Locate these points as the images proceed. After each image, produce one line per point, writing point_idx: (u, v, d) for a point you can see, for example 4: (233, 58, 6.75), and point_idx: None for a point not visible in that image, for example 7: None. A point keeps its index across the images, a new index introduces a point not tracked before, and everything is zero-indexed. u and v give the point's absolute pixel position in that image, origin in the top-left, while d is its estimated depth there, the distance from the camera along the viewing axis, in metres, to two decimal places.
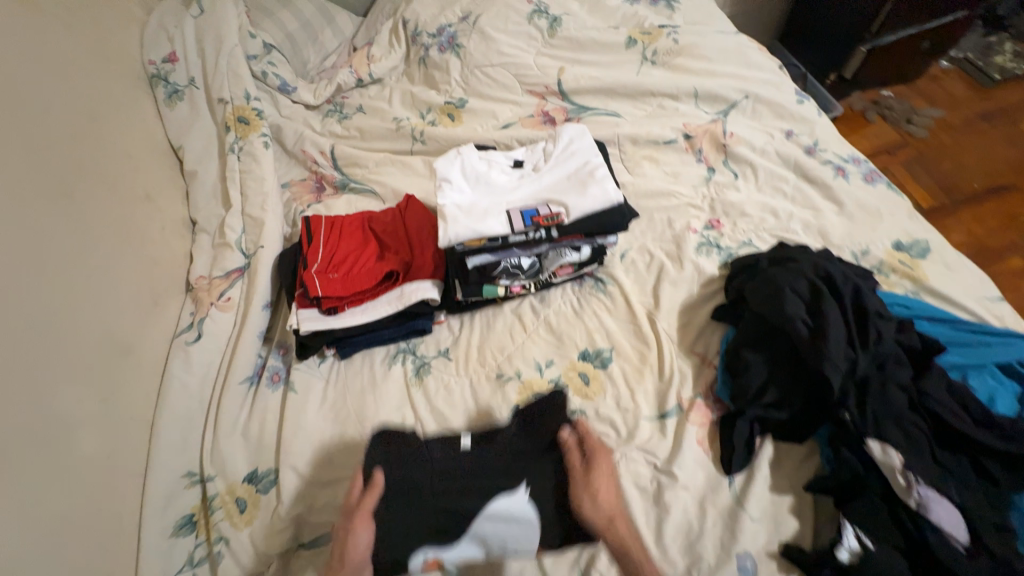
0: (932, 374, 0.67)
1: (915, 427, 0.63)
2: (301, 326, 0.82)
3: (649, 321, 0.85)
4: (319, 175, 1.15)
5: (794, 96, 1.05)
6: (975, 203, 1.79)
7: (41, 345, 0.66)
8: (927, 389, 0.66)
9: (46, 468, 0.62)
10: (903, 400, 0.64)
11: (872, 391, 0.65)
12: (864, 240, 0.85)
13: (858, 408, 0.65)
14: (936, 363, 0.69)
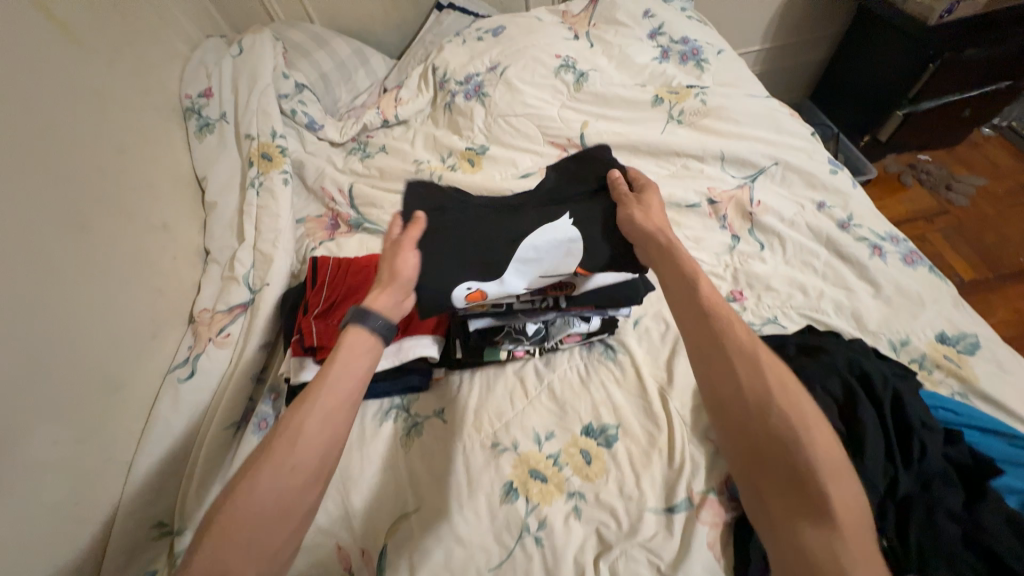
0: (987, 501, 0.58)
1: (969, 566, 0.54)
2: (292, 375, 0.78)
3: (660, 399, 0.80)
4: (335, 213, 1.16)
5: (826, 165, 1.01)
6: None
7: (28, 381, 0.64)
8: (982, 519, 0.56)
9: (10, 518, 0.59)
10: (954, 532, 0.56)
11: (916, 516, 0.56)
12: (903, 329, 0.78)
13: (898, 534, 0.56)
14: (990, 486, 0.60)
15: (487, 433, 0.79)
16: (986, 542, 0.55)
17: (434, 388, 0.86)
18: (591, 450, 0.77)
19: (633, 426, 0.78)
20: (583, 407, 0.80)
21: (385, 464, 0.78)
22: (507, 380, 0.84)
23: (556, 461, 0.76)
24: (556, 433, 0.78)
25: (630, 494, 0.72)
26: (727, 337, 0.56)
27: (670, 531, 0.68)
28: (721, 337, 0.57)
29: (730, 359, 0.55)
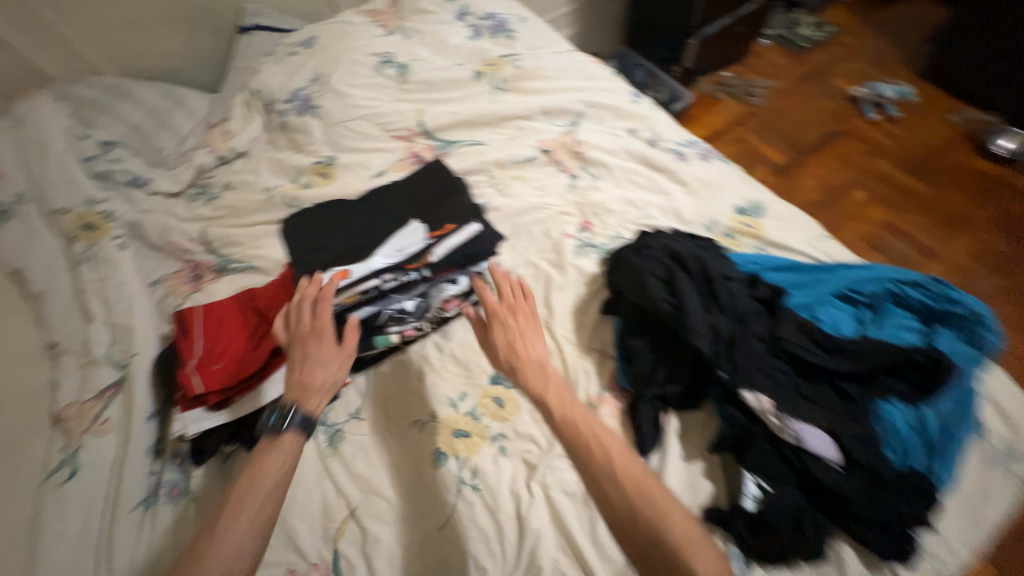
0: (783, 318, 0.75)
1: (778, 370, 0.71)
2: (188, 430, 0.76)
3: (547, 330, 0.89)
4: (195, 263, 1.09)
5: (629, 98, 1.17)
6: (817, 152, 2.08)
7: None
8: (782, 333, 0.73)
9: None
10: (762, 349, 0.72)
11: (738, 347, 0.71)
12: (711, 212, 0.96)
13: (730, 365, 0.71)
14: (785, 307, 0.77)
15: (407, 413, 0.84)
16: (786, 347, 0.72)
17: (346, 394, 0.86)
18: (501, 394, 0.85)
19: None
20: (485, 361, 0.88)
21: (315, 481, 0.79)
22: (411, 363, 0.88)
23: (473, 415, 0.83)
24: (467, 392, 0.85)
25: (542, 418, 0.82)
26: (603, 466, 0.61)
27: None
28: (590, 456, 0.62)
29: (614, 506, 0.59)
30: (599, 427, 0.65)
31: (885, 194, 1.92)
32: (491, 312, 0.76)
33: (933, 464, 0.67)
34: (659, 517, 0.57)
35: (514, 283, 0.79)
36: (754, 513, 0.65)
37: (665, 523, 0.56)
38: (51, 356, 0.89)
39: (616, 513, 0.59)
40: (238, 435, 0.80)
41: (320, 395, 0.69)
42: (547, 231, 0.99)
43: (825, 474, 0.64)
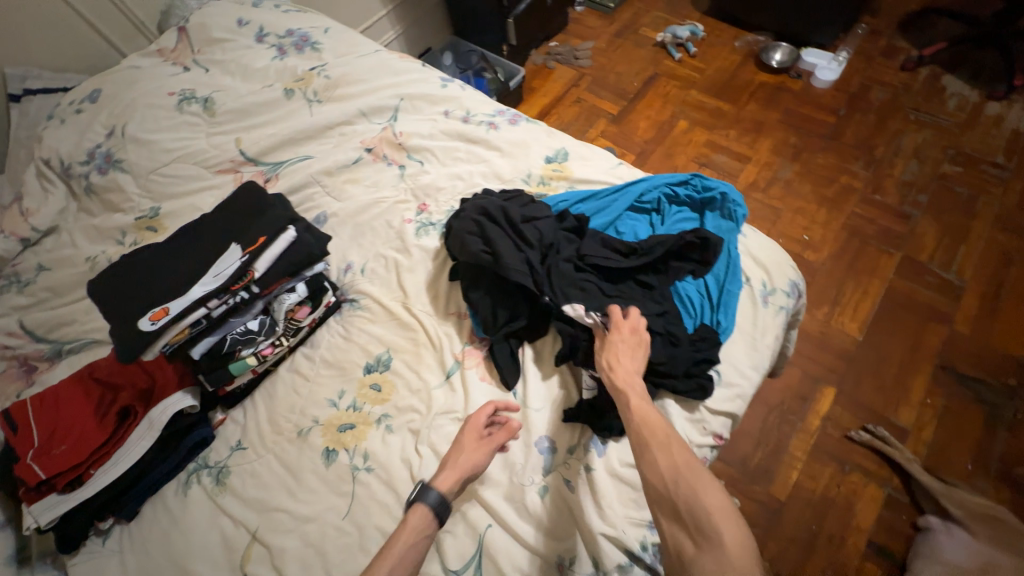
0: (586, 239, 0.89)
1: (589, 280, 0.85)
2: (40, 520, 0.73)
3: (406, 310, 0.96)
4: (22, 357, 1.00)
5: (438, 83, 1.25)
6: (642, 96, 2.34)
7: None
8: (585, 250, 0.87)
9: None
10: (571, 268, 0.85)
11: (551, 273, 0.84)
12: (525, 167, 1.08)
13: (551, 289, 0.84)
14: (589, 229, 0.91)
15: (290, 426, 0.86)
16: (591, 260, 0.86)
17: (223, 431, 0.87)
18: (378, 379, 0.90)
19: (399, 342, 0.93)
20: (356, 355, 0.92)
21: (210, 523, 0.79)
22: (285, 380, 0.91)
23: (355, 407, 0.87)
24: (346, 388, 0.89)
25: (419, 387, 0.88)
26: (639, 417, 0.67)
27: (454, 390, 0.87)
28: (631, 411, 0.68)
29: (646, 451, 0.64)
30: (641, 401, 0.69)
31: (702, 119, 2.22)
32: (615, 328, 0.76)
33: (717, 314, 0.85)
34: (660, 448, 0.64)
35: (632, 319, 0.77)
36: (592, 400, 0.79)
37: (686, 476, 0.61)
38: None
39: (648, 459, 0.64)
40: (111, 506, 0.78)
41: (454, 475, 0.73)
42: (388, 222, 1.05)
43: None
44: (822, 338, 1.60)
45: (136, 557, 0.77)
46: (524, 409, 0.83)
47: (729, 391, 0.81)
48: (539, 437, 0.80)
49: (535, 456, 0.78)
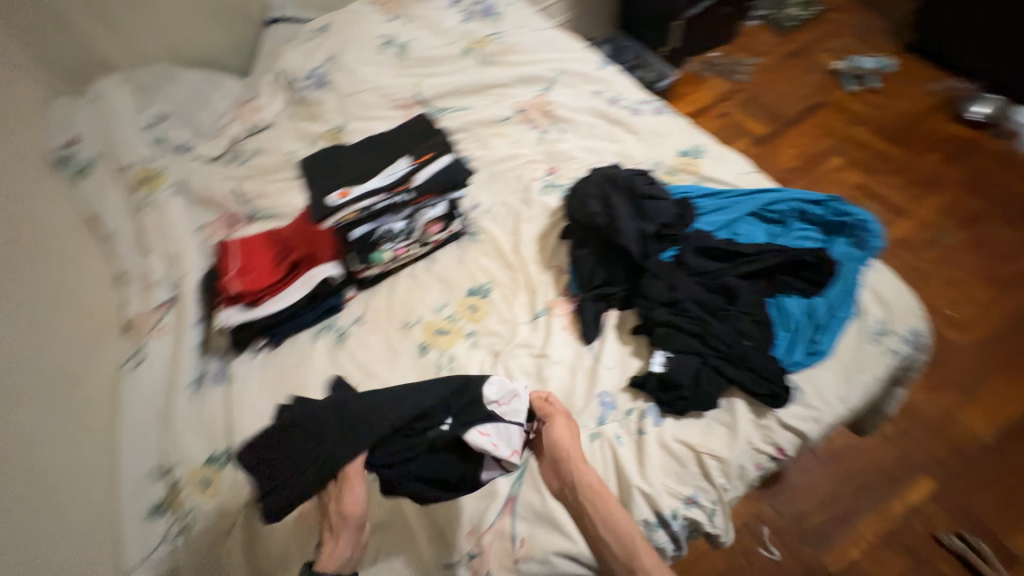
0: (693, 233, 0.94)
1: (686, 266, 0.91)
2: (229, 322, 0.98)
3: (515, 253, 1.08)
4: (230, 213, 1.32)
5: (597, 65, 1.34)
6: (798, 123, 2.18)
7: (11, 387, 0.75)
8: (690, 238, 0.93)
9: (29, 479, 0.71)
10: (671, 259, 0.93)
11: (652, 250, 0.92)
12: (657, 155, 1.13)
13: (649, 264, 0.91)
14: (696, 228, 0.95)
15: (399, 317, 1.03)
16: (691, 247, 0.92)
17: (349, 306, 1.07)
18: (476, 303, 1.03)
19: (501, 278, 1.06)
20: (464, 278, 1.07)
21: (325, 368, 0.99)
22: (404, 280, 1.08)
23: (452, 318, 1.02)
24: (449, 301, 1.04)
25: (508, 318, 1.00)
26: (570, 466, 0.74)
27: (537, 329, 0.97)
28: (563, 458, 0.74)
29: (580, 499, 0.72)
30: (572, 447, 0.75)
31: (862, 160, 2.01)
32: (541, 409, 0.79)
33: (816, 334, 0.84)
34: (586, 493, 0.71)
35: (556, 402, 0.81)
36: (661, 373, 0.83)
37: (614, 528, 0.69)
38: (125, 282, 1.14)
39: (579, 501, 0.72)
40: (267, 332, 1.02)
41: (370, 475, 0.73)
42: (519, 175, 1.18)
43: (721, 343, 0.82)
44: (937, 424, 1.40)
45: (272, 374, 1.00)
46: (595, 364, 0.90)
47: (805, 410, 0.80)
48: (602, 390, 0.87)
49: (593, 405, 0.86)
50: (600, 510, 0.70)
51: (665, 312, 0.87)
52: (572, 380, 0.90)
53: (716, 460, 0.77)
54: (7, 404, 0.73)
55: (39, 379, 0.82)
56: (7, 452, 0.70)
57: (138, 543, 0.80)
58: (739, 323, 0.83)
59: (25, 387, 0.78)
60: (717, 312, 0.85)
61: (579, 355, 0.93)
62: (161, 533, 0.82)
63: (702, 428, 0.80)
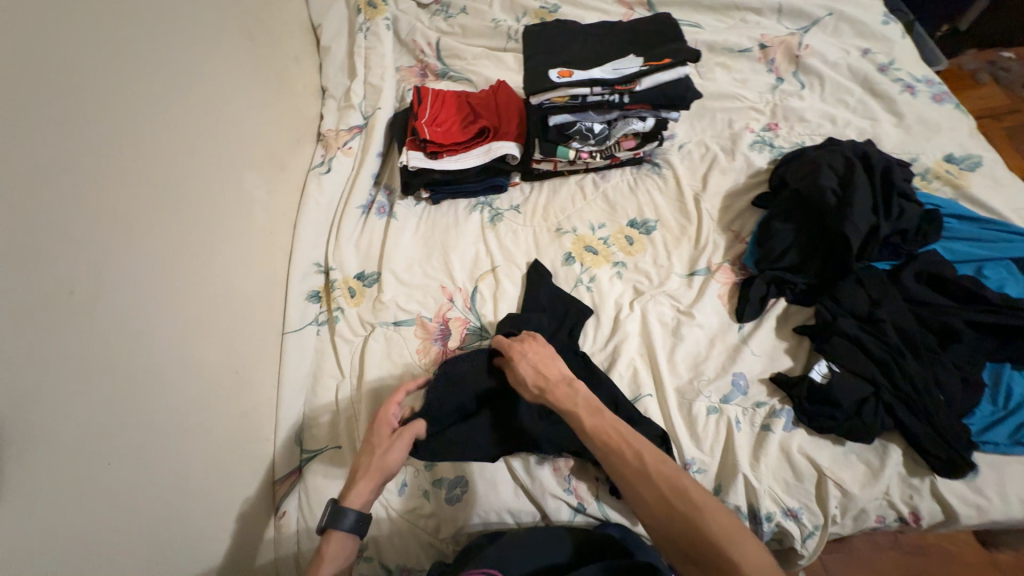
0: (927, 255, 0.79)
1: (901, 287, 0.78)
2: (410, 163, 1.01)
3: (694, 201, 0.98)
4: (424, 64, 1.32)
5: (880, 17, 1.07)
6: None
7: (224, 153, 0.86)
8: (921, 260, 0.79)
9: (231, 230, 0.85)
10: (884, 274, 0.79)
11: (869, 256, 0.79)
12: (915, 150, 0.91)
13: (857, 273, 0.80)
14: (933, 252, 0.80)
15: (552, 221, 1.02)
16: (919, 271, 0.79)
17: (511, 191, 1.08)
18: (633, 236, 0.97)
19: (669, 221, 0.98)
20: (630, 207, 1.00)
21: (473, 240, 1.02)
22: (570, 187, 1.06)
23: (605, 241, 0.97)
24: (607, 224, 1.00)
25: (662, 263, 0.94)
26: (601, 439, 0.63)
27: (689, 286, 0.90)
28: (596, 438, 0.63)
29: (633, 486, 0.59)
30: (600, 411, 0.66)
31: None
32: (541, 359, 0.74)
33: None
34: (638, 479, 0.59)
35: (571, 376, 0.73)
36: (819, 384, 0.75)
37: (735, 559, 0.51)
38: (324, 97, 1.24)
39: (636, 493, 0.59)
40: (432, 186, 1.05)
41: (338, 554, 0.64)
42: (730, 120, 1.04)
43: (907, 383, 0.72)
44: None
45: (426, 226, 1.06)
46: (740, 344, 0.83)
47: (968, 493, 0.69)
48: (738, 372, 0.81)
49: (724, 381, 0.80)
50: (622, 441, 0.62)
51: (858, 326, 0.76)
52: (708, 349, 0.84)
53: (839, 491, 0.71)
54: (230, 168, 0.87)
55: (255, 156, 0.95)
56: (226, 205, 0.84)
57: (299, 315, 0.94)
58: (938, 371, 0.71)
59: (245, 159, 0.92)
60: (919, 350, 0.73)
61: (724, 329, 0.86)
62: (313, 315, 0.97)
63: (837, 455, 0.73)
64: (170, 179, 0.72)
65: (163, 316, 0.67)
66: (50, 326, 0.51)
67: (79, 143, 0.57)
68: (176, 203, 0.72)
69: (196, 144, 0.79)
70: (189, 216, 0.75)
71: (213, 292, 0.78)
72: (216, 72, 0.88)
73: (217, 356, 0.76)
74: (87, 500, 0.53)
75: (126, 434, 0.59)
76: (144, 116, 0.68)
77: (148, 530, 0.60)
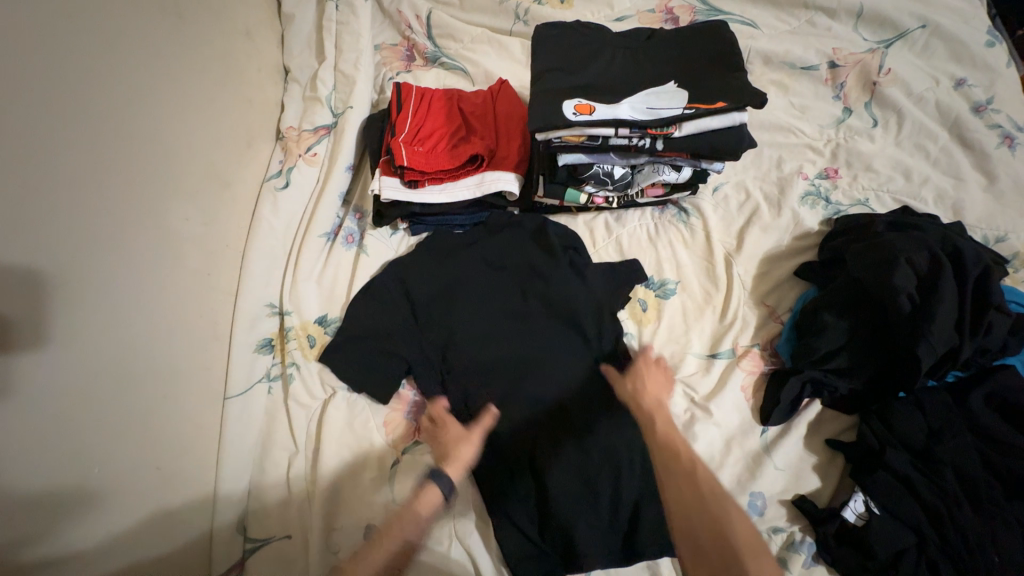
0: (1006, 376, 0.65)
1: (967, 416, 0.65)
2: (382, 192, 0.82)
3: (724, 263, 0.81)
4: (411, 43, 1.07)
5: (984, 35, 0.84)
6: None
7: (143, 180, 0.67)
8: (1000, 383, 0.65)
9: (159, 281, 0.68)
10: (948, 398, 0.65)
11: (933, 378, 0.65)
12: (1004, 226, 0.74)
13: (913, 396, 0.66)
14: (1013, 371, 0.65)
15: (553, 288, 0.82)
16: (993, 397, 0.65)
17: None
18: (648, 300, 0.82)
19: (692, 284, 0.81)
20: (647, 262, 0.83)
21: (466, 307, 0.83)
22: (578, 230, 0.88)
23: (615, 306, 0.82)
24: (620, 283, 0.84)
25: (678, 339, 0.79)
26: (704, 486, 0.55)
27: (708, 371, 0.76)
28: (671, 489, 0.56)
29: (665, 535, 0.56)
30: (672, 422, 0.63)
31: None
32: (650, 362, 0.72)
33: None
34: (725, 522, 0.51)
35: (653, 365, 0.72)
36: (851, 526, 0.64)
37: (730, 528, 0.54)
38: (286, 81, 1.01)
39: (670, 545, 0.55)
40: (412, 218, 0.88)
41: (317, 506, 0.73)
42: (781, 159, 0.84)
43: (960, 541, 0.60)
44: None
45: (398, 266, 0.87)
46: (762, 454, 0.71)
47: None
48: (756, 490, 0.69)
49: (739, 501, 0.68)
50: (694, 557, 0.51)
51: (908, 467, 0.64)
52: (724, 456, 0.71)
53: None
54: (146, 198, 0.67)
55: (188, 171, 0.76)
56: (142, 251, 0.66)
57: (245, 371, 0.80)
58: (998, 529, 0.59)
59: (173, 179, 0.72)
60: (979, 500, 0.61)
61: (744, 432, 0.72)
62: (263, 370, 0.82)
63: None
64: (34, 233, 0.52)
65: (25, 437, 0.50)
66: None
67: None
68: (46, 271, 0.53)
69: (93, 175, 0.59)
70: (62, 279, 0.55)
71: (118, 375, 0.61)
72: (126, 66, 0.67)
73: (126, 455, 0.61)
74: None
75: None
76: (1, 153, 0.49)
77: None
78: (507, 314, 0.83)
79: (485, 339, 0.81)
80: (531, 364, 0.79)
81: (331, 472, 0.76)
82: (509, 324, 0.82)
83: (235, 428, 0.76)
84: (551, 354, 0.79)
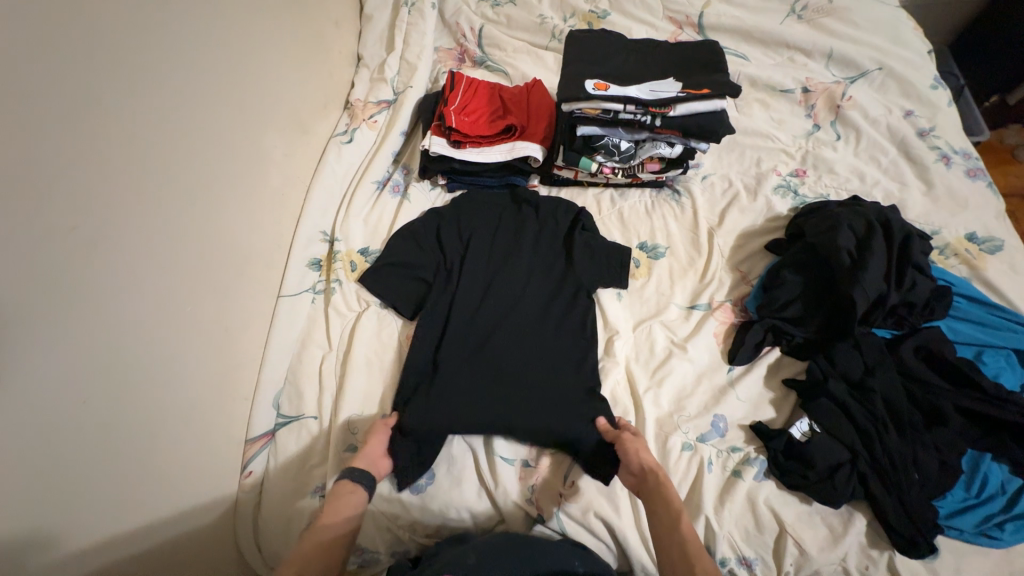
0: (929, 331, 0.78)
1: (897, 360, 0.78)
2: (431, 147, 1.01)
3: (707, 234, 0.97)
4: (463, 48, 1.29)
5: (929, 80, 1.04)
6: None
7: (247, 108, 0.85)
8: (924, 336, 0.79)
9: (247, 187, 0.85)
10: (882, 343, 0.79)
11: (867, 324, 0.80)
12: (938, 222, 0.90)
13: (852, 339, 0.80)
14: (934, 327, 0.80)
15: (561, 244, 0.98)
16: (919, 346, 0.78)
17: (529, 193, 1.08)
18: (642, 259, 0.96)
19: (679, 250, 0.96)
20: (643, 230, 0.99)
21: (487, 251, 0.98)
22: (587, 201, 1.05)
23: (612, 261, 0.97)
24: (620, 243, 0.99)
25: (664, 291, 0.93)
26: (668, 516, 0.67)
27: (687, 319, 0.90)
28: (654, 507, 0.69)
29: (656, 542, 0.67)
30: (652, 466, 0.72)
31: None
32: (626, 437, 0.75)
33: (1006, 520, 0.68)
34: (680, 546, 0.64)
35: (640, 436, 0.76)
36: (796, 442, 0.75)
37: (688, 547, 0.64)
38: (358, 65, 1.23)
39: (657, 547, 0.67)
40: (450, 174, 1.06)
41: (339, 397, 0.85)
42: (759, 159, 1.02)
43: (885, 458, 0.71)
44: None
45: (434, 212, 1.03)
46: (727, 386, 0.83)
47: None
48: (720, 414, 0.80)
49: (704, 420, 0.80)
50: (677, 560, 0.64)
51: (845, 396, 0.76)
52: (694, 385, 0.83)
53: (797, 548, 0.70)
54: (252, 123, 0.86)
55: (279, 112, 0.94)
56: (240, 160, 0.83)
57: (297, 280, 0.94)
58: (918, 449, 0.71)
59: (267, 115, 0.91)
60: (903, 426, 0.73)
61: (714, 368, 0.85)
62: (311, 283, 0.97)
63: (802, 514, 0.72)
64: (182, 117, 0.70)
65: (156, 269, 0.64)
66: (32, 258, 0.49)
67: (85, 71, 0.55)
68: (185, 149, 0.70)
69: (217, 93, 0.78)
70: (192, 157, 0.71)
71: (213, 247, 0.76)
72: (249, 25, 0.87)
73: (210, 312, 0.75)
74: (29, 442, 0.49)
75: (97, 383, 0.56)
76: (171, 58, 0.68)
77: (94, 486, 0.57)
78: (520, 260, 0.97)
79: (502, 276, 0.95)
80: (538, 301, 0.93)
81: (357, 367, 0.88)
82: (522, 267, 0.96)
83: (283, 323, 0.89)
84: (555, 294, 0.93)
